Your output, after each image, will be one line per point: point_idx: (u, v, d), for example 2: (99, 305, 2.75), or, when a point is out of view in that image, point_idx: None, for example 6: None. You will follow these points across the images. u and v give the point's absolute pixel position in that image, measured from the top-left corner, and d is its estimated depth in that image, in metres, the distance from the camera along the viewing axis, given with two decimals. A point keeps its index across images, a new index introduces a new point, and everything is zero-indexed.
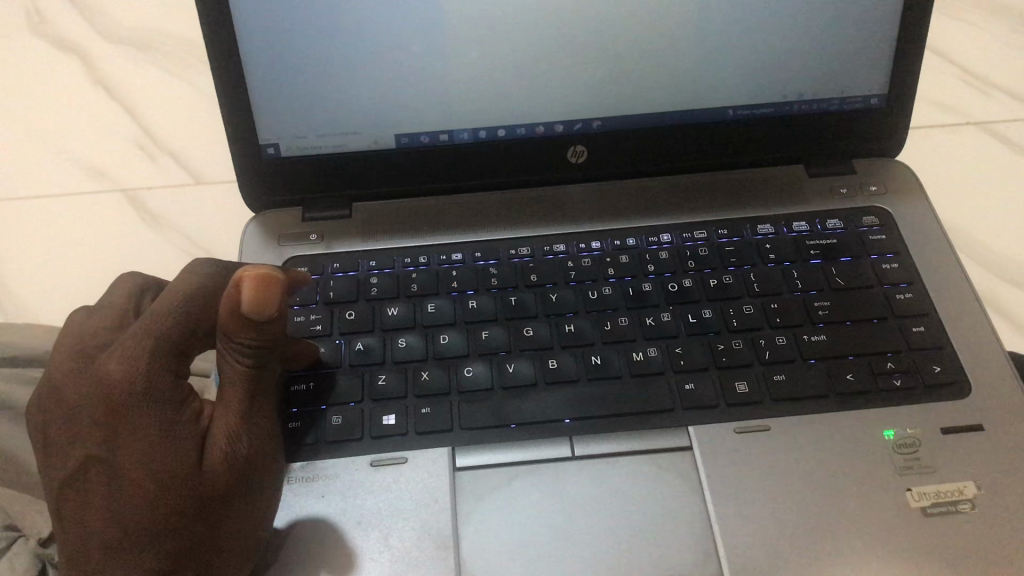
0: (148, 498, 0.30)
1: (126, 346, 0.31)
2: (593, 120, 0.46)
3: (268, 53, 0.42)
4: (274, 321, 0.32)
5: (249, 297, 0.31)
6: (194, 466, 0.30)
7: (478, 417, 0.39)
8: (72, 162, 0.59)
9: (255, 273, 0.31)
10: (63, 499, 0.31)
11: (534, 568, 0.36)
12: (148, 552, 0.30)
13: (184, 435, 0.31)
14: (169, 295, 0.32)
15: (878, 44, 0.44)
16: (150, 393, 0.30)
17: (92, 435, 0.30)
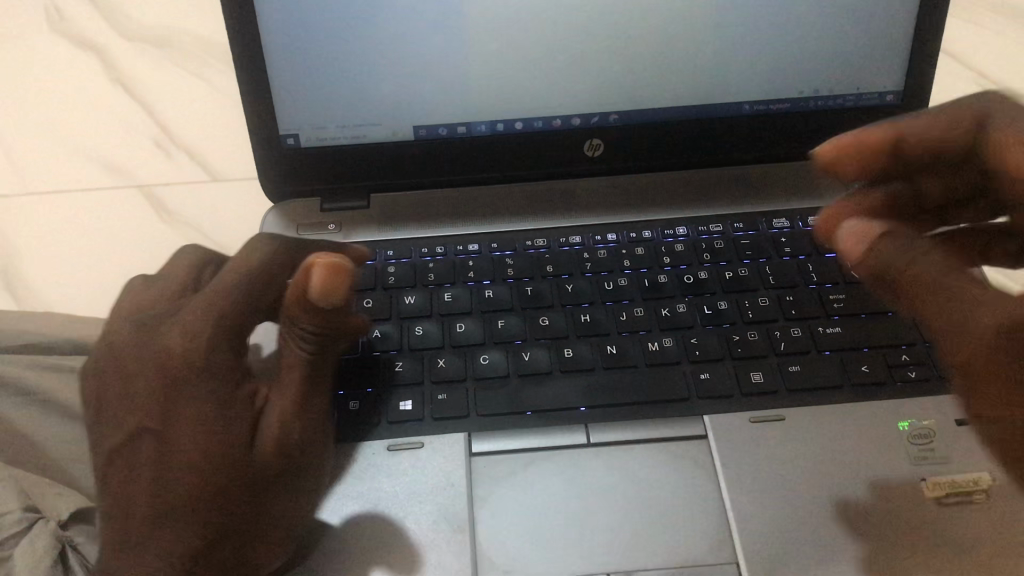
0: (194, 469, 0.32)
1: (185, 323, 0.34)
2: (609, 114, 0.47)
3: (290, 44, 0.42)
4: (338, 309, 0.33)
5: (317, 284, 0.32)
6: (240, 441, 0.32)
7: (494, 404, 0.40)
8: (92, 159, 0.60)
9: (327, 261, 0.32)
10: (112, 467, 0.33)
11: (548, 553, 0.36)
12: (191, 523, 0.32)
13: (232, 411, 0.33)
14: (227, 276, 0.35)
15: (894, 40, 0.44)
16: (205, 367, 0.33)
17: (149, 405, 0.33)
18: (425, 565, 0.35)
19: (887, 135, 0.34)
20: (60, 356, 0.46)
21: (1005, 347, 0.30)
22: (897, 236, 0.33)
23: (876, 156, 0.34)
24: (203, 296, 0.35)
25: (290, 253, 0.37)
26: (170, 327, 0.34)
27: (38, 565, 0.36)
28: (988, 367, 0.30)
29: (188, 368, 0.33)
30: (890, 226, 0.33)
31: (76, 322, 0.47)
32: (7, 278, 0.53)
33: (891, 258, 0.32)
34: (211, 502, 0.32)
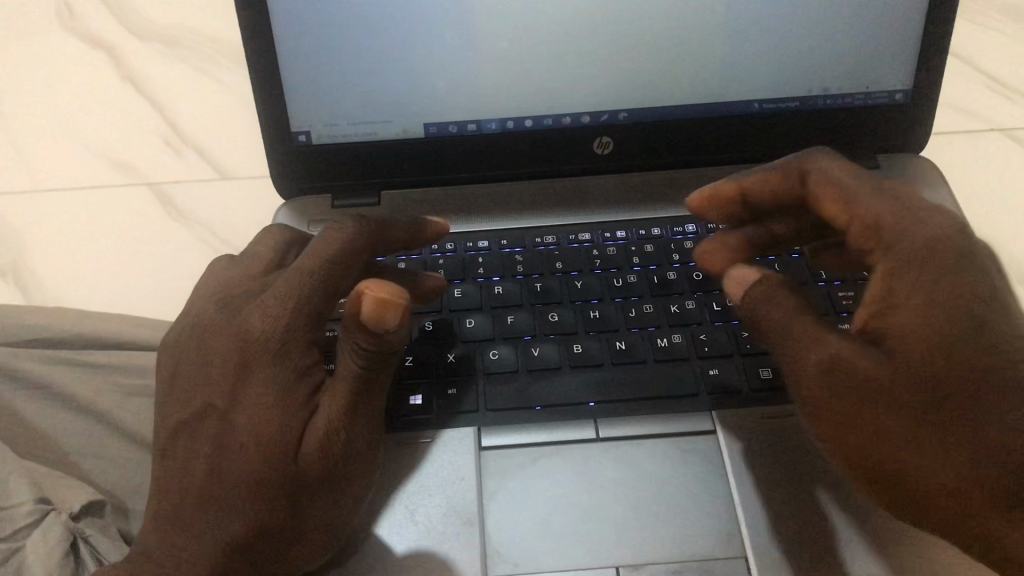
0: (245, 457, 0.32)
1: (266, 306, 0.34)
2: (619, 112, 0.47)
3: (301, 41, 0.42)
4: (393, 338, 0.32)
5: (365, 315, 0.31)
6: (294, 440, 0.32)
7: (503, 399, 0.40)
8: (102, 156, 0.60)
9: (377, 293, 0.31)
10: (175, 441, 0.34)
11: (556, 547, 0.36)
12: (234, 512, 0.32)
13: (293, 404, 0.33)
14: (309, 256, 0.35)
15: (904, 40, 0.44)
16: (278, 353, 0.33)
17: (219, 385, 0.33)
18: (435, 558, 0.36)
19: (733, 186, 0.40)
20: (70, 350, 0.46)
21: (836, 375, 0.33)
22: (777, 285, 0.36)
23: (732, 201, 0.40)
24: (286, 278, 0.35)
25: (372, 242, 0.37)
26: (254, 308, 0.34)
27: (49, 554, 0.35)
28: (827, 401, 0.33)
29: (263, 352, 0.33)
30: (769, 274, 0.37)
31: (86, 316, 0.48)
32: (18, 273, 0.54)
33: (761, 305, 0.36)
34: (260, 497, 0.32)
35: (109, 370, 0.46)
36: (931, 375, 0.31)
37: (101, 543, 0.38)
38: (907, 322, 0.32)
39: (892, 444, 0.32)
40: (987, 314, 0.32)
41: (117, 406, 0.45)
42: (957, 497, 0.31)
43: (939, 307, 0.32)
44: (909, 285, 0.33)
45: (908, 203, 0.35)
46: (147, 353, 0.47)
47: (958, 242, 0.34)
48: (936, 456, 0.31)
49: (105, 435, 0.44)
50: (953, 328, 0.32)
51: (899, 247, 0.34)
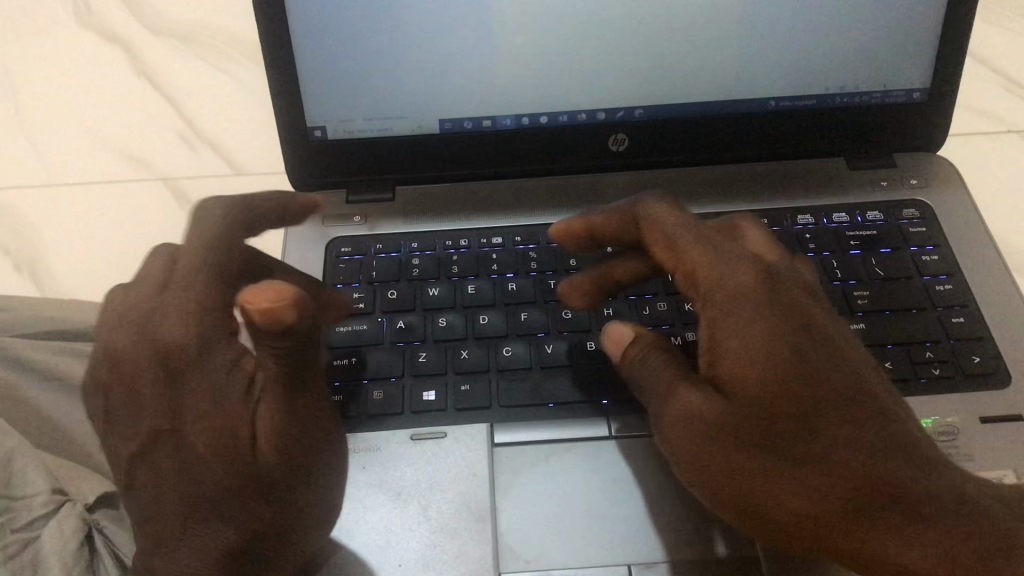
0: (210, 467, 0.31)
1: (172, 319, 0.33)
2: (634, 109, 0.47)
3: (318, 37, 0.42)
4: (294, 325, 0.30)
5: (259, 324, 0.29)
6: (248, 439, 0.31)
7: (517, 395, 0.40)
8: (117, 151, 0.60)
9: (263, 302, 0.29)
10: (135, 470, 0.33)
11: (568, 544, 0.36)
12: (221, 524, 0.32)
13: (235, 404, 0.32)
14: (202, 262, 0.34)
15: (923, 38, 0.44)
16: (203, 357, 0.32)
17: (159, 405, 0.32)
18: (447, 553, 0.36)
19: (581, 225, 0.43)
20: (84, 342, 0.47)
21: (696, 422, 0.33)
22: (649, 343, 0.37)
23: (580, 237, 0.43)
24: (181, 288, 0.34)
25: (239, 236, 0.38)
26: (156, 324, 0.33)
27: (63, 542, 0.36)
28: (691, 447, 0.33)
29: (187, 360, 0.32)
30: (643, 332, 0.37)
31: (101, 310, 0.48)
32: (33, 266, 0.54)
33: (634, 364, 0.36)
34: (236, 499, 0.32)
35: None
36: (766, 412, 0.32)
37: (116, 534, 0.37)
38: (736, 361, 0.33)
39: (747, 480, 0.32)
40: (805, 341, 0.34)
41: None
42: (819, 521, 0.31)
43: (763, 343, 0.33)
44: (733, 327, 0.34)
45: (722, 251, 0.37)
46: None
47: (765, 281, 0.35)
48: (790, 486, 0.31)
49: None
50: (779, 362, 0.33)
51: (712, 290, 0.35)
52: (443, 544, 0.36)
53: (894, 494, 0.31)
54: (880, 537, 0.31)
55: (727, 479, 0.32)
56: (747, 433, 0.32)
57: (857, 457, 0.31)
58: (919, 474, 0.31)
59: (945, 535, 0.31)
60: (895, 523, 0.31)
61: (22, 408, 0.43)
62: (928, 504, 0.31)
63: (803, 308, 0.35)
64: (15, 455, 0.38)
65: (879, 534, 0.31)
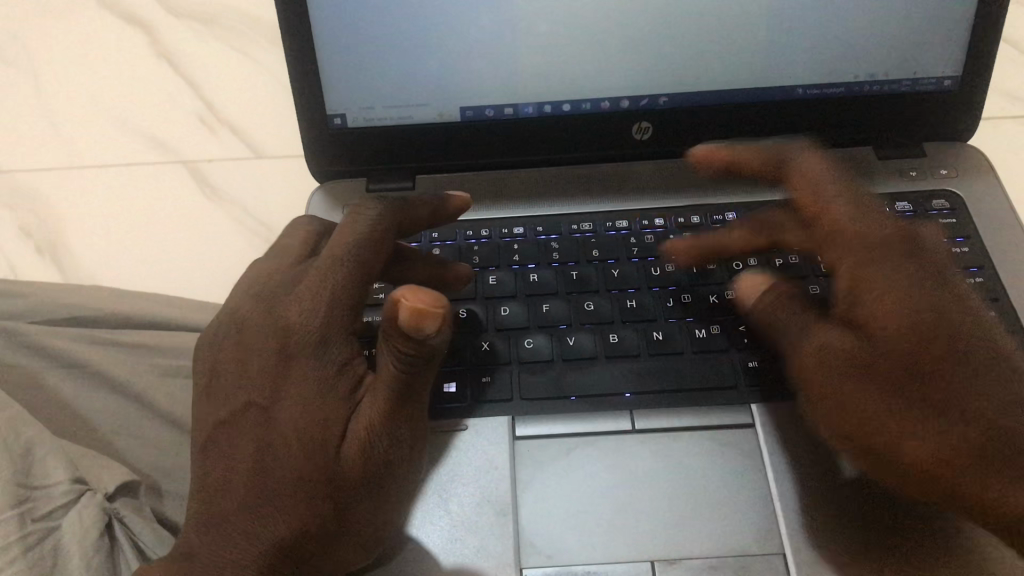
0: (287, 453, 0.32)
1: (302, 299, 0.34)
2: (659, 97, 0.46)
3: (338, 24, 0.42)
4: (432, 345, 0.30)
5: (403, 325, 0.30)
6: (337, 438, 0.32)
7: (540, 389, 0.40)
8: (137, 132, 0.60)
9: (414, 303, 0.30)
10: (212, 443, 0.34)
11: (591, 540, 0.36)
12: (278, 515, 0.32)
13: (337, 400, 0.32)
14: (344, 239, 0.36)
15: (956, 24, 0.43)
16: (320, 343, 0.33)
17: (261, 380, 0.33)
18: (466, 546, 0.36)
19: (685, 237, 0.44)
20: (104, 329, 0.47)
21: (835, 360, 0.36)
22: (783, 292, 0.40)
23: (709, 256, 0.44)
24: (320, 262, 0.35)
25: (392, 214, 0.38)
26: (290, 302, 0.35)
27: (84, 535, 0.35)
28: (820, 379, 0.37)
29: (305, 341, 0.33)
30: (774, 282, 0.40)
31: (121, 296, 0.48)
32: (53, 249, 0.54)
33: (767, 310, 0.39)
34: (303, 492, 0.32)
35: (146, 350, 0.46)
36: (901, 362, 0.35)
37: (136, 524, 0.38)
38: (877, 313, 0.36)
39: (886, 420, 0.35)
40: (945, 293, 0.37)
41: (154, 387, 0.45)
42: (943, 466, 0.34)
43: (890, 290, 0.36)
44: (881, 275, 0.37)
45: (882, 217, 0.40)
46: (185, 334, 0.47)
47: (909, 240, 0.39)
48: (919, 430, 0.34)
49: (139, 414, 0.44)
50: (917, 309, 0.36)
51: (854, 244, 0.38)
52: (465, 540, 0.36)
53: (998, 452, 0.33)
54: (989, 486, 0.33)
55: (859, 412, 0.35)
56: (885, 372, 0.35)
57: (978, 406, 0.34)
58: None
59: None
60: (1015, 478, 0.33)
61: (45, 394, 0.43)
62: None
63: (946, 265, 0.38)
64: (35, 445, 0.37)
65: (995, 483, 0.33)
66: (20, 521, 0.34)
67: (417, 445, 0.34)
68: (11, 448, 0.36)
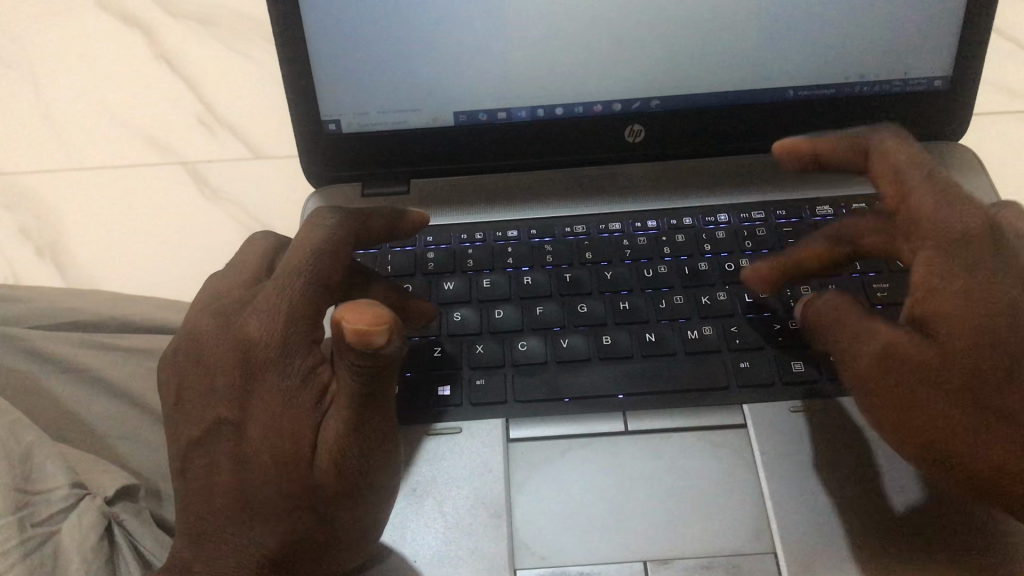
0: (264, 467, 0.32)
1: (260, 311, 0.34)
2: (651, 99, 0.46)
3: (330, 32, 0.42)
4: (388, 354, 0.30)
5: (350, 343, 0.29)
6: (310, 450, 0.32)
7: (533, 390, 0.40)
8: (134, 136, 0.61)
9: (355, 323, 0.29)
10: (190, 461, 0.34)
11: (584, 539, 0.37)
12: (265, 527, 0.32)
13: (305, 411, 0.32)
14: (300, 252, 0.35)
15: (944, 25, 0.43)
16: (282, 356, 0.33)
17: (228, 397, 0.33)
18: (461, 547, 0.36)
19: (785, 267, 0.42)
20: (102, 333, 0.47)
21: (886, 364, 0.34)
22: (838, 295, 0.37)
23: (791, 276, 0.42)
24: (277, 281, 0.34)
25: (345, 220, 0.38)
26: (247, 317, 0.34)
27: (82, 538, 0.36)
28: (878, 380, 0.34)
29: (265, 354, 0.33)
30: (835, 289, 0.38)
31: (119, 300, 0.48)
32: (52, 254, 0.54)
33: (824, 310, 0.37)
34: (284, 504, 0.32)
35: (145, 354, 0.46)
36: (967, 373, 0.32)
37: (134, 528, 0.39)
38: (947, 313, 0.33)
39: (949, 424, 0.33)
40: (1023, 293, 0.33)
41: (153, 392, 0.45)
42: (1004, 471, 0.32)
43: (966, 293, 0.33)
44: (956, 271, 0.33)
45: (953, 193, 0.35)
46: None
47: (990, 228, 0.34)
48: (987, 436, 0.32)
49: (137, 416, 0.45)
50: (983, 314, 0.32)
51: (932, 234, 0.34)
52: (461, 543, 0.36)
53: None
54: None
55: (920, 414, 0.33)
56: (950, 379, 0.32)
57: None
58: None
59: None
60: None
61: (45, 396, 0.44)
62: None
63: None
64: (34, 449, 0.37)
65: None
66: (20, 526, 0.34)
67: (394, 444, 0.34)
68: (9, 453, 0.36)
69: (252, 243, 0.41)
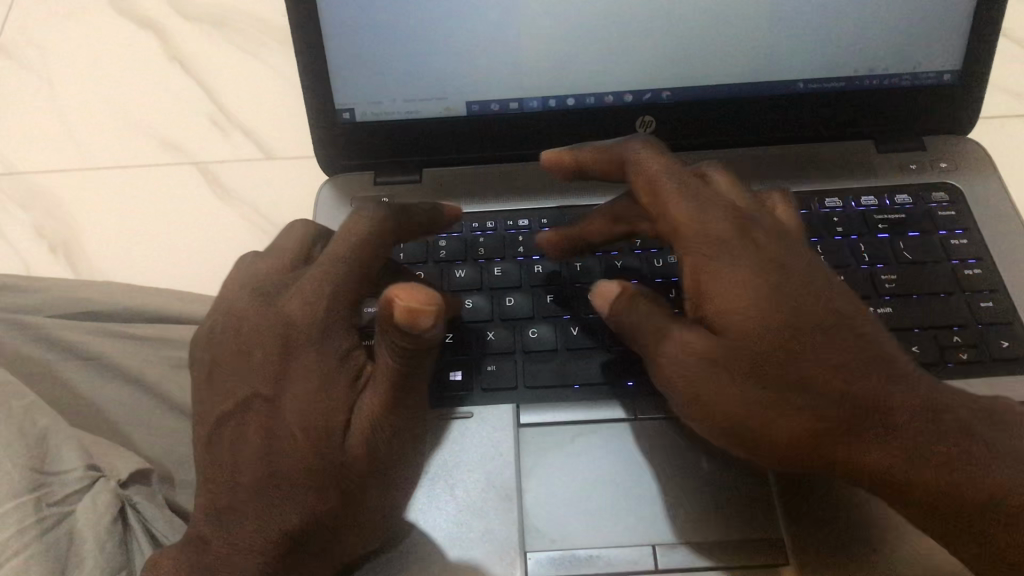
0: (295, 442, 0.32)
1: (305, 293, 0.35)
2: (661, 91, 0.47)
3: (345, 22, 0.42)
4: (430, 338, 0.30)
5: (398, 323, 0.30)
6: (342, 428, 0.32)
7: (544, 377, 0.41)
8: (147, 132, 0.61)
9: (409, 303, 0.29)
10: (218, 433, 0.34)
11: (593, 525, 0.37)
12: (288, 504, 0.32)
13: (341, 391, 0.33)
14: (345, 239, 0.36)
15: (954, 20, 0.44)
16: (322, 335, 0.34)
17: (264, 371, 0.34)
18: (472, 529, 0.37)
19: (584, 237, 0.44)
20: (117, 322, 0.47)
21: (692, 359, 0.34)
22: (646, 295, 0.37)
23: (581, 248, 0.44)
24: (320, 265, 0.35)
25: (391, 213, 0.38)
26: (288, 299, 0.35)
27: (98, 521, 0.36)
28: (682, 380, 0.35)
29: (308, 334, 0.34)
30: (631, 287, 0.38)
31: (134, 289, 0.49)
32: (67, 249, 0.55)
33: (624, 321, 0.37)
34: (311, 481, 0.32)
35: (158, 344, 0.47)
36: (755, 356, 0.34)
37: (147, 510, 0.39)
38: (725, 306, 0.35)
39: (752, 409, 0.34)
40: (783, 278, 0.35)
41: (167, 380, 0.46)
42: (811, 441, 0.33)
43: (737, 289, 0.35)
44: (720, 270, 0.35)
45: (699, 196, 0.38)
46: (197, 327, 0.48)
47: (739, 225, 0.37)
48: (782, 412, 0.33)
49: (152, 404, 0.45)
50: (759, 303, 0.34)
51: (692, 239, 0.36)
52: (473, 526, 0.37)
53: (869, 413, 0.33)
54: (860, 451, 0.33)
55: (727, 409, 0.34)
56: (733, 368, 0.34)
57: (838, 380, 0.33)
58: (896, 387, 0.33)
59: (908, 450, 0.33)
60: (882, 441, 0.33)
61: (60, 386, 0.44)
62: (907, 416, 0.33)
63: (786, 248, 0.37)
64: (51, 432, 0.38)
65: (862, 445, 0.33)
66: (37, 506, 0.35)
67: (421, 433, 0.35)
68: (27, 435, 0.37)
69: (291, 226, 0.41)
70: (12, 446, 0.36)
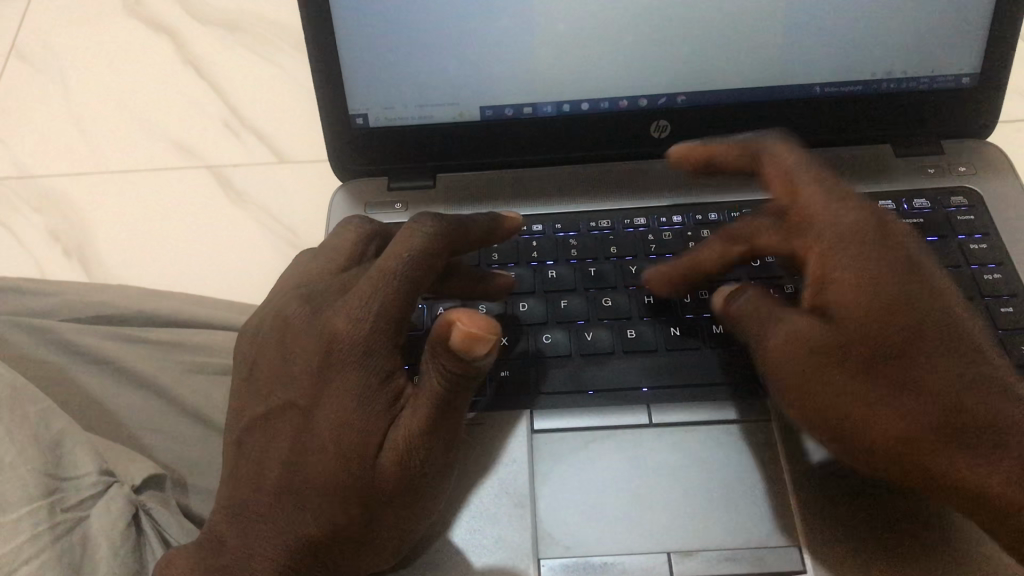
0: (323, 457, 0.32)
1: (351, 306, 0.33)
2: (677, 95, 0.46)
3: (360, 27, 0.42)
4: (479, 367, 0.31)
5: (454, 347, 0.31)
6: (374, 451, 0.32)
7: (559, 383, 0.41)
8: (162, 136, 0.61)
9: (468, 328, 0.30)
10: (250, 434, 0.35)
11: (607, 532, 0.37)
12: (311, 514, 0.32)
13: (376, 413, 0.32)
14: (396, 252, 0.34)
15: (974, 23, 0.43)
16: (364, 355, 0.32)
17: (302, 383, 0.33)
18: (486, 537, 0.37)
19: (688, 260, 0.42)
20: (131, 327, 0.47)
21: (806, 343, 0.34)
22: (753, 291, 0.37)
23: (693, 279, 0.42)
24: (369, 276, 0.33)
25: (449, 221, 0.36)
26: (334, 308, 0.34)
27: (111, 527, 0.36)
28: (790, 366, 0.34)
29: (348, 351, 0.32)
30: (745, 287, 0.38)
31: (148, 294, 0.49)
32: (81, 252, 0.55)
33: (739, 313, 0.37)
34: (334, 497, 0.32)
35: (172, 348, 0.47)
36: (875, 348, 0.33)
37: (162, 517, 0.38)
38: (856, 291, 0.34)
39: (856, 403, 0.34)
40: (917, 284, 0.35)
41: (180, 386, 0.45)
42: (914, 445, 0.33)
43: (867, 278, 0.34)
44: (851, 257, 0.35)
45: (836, 188, 0.37)
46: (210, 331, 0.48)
47: (878, 224, 0.36)
48: (890, 412, 0.33)
49: (165, 408, 0.45)
50: (890, 298, 0.34)
51: (825, 223, 0.36)
52: (487, 534, 0.37)
53: (975, 427, 0.33)
54: (962, 464, 0.33)
55: (831, 402, 0.34)
56: (852, 356, 0.33)
57: (948, 387, 0.33)
58: (1004, 406, 0.33)
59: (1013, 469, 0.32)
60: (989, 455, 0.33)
61: (74, 390, 0.44)
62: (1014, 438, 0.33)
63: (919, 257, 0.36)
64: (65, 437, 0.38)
65: (965, 458, 0.33)
66: (50, 512, 0.35)
67: (452, 457, 0.34)
68: (42, 441, 0.37)
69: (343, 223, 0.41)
70: (26, 451, 0.36)
